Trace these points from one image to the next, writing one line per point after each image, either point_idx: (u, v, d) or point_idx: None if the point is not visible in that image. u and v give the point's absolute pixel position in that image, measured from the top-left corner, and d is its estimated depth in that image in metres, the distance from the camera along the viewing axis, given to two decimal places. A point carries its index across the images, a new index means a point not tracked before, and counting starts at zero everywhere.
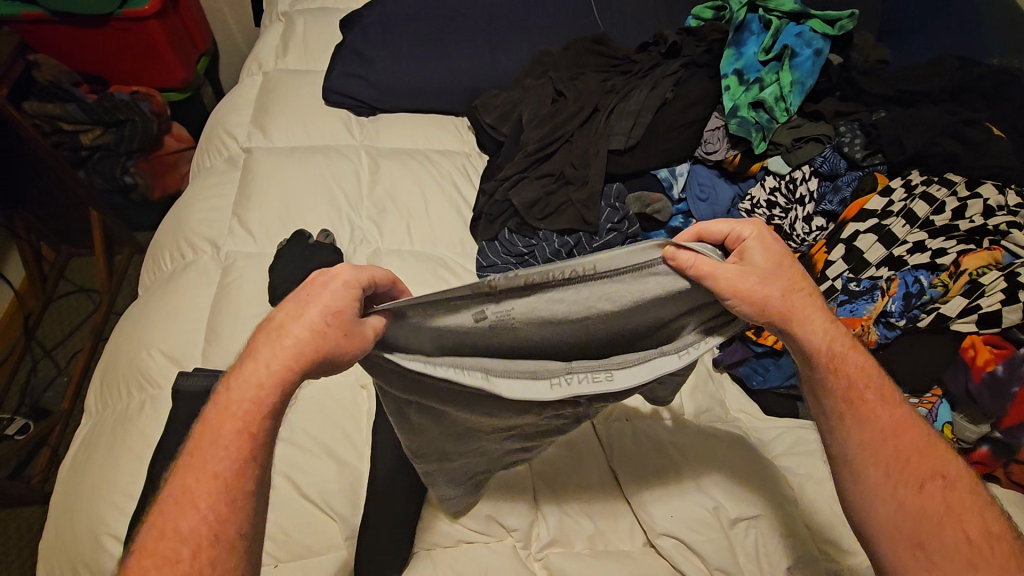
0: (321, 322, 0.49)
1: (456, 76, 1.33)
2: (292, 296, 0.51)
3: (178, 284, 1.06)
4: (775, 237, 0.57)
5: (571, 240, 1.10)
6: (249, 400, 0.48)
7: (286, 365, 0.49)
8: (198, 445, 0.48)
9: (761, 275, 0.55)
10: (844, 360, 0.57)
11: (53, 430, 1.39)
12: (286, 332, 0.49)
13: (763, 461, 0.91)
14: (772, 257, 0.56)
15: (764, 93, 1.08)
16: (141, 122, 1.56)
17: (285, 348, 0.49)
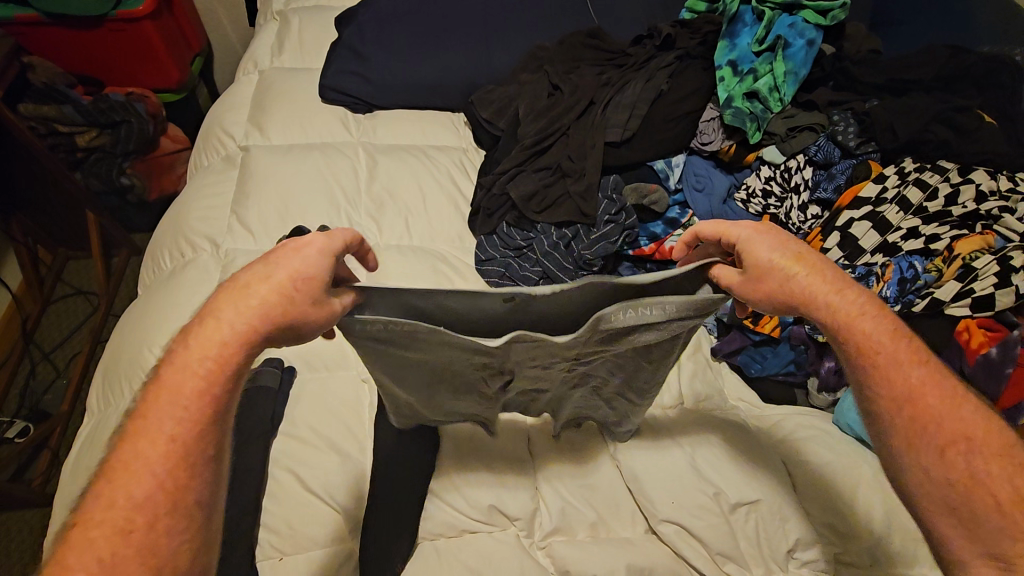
0: (288, 283, 0.53)
1: (452, 72, 1.34)
2: (255, 259, 0.55)
3: (177, 281, 1.07)
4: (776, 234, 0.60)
5: (568, 233, 1.11)
6: (209, 357, 0.52)
7: (248, 325, 0.52)
8: (155, 403, 0.51)
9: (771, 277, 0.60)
10: (863, 337, 0.59)
11: (53, 433, 1.39)
12: (251, 292, 0.53)
13: (744, 440, 0.92)
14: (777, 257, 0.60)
15: (758, 83, 1.10)
16: (137, 123, 1.57)
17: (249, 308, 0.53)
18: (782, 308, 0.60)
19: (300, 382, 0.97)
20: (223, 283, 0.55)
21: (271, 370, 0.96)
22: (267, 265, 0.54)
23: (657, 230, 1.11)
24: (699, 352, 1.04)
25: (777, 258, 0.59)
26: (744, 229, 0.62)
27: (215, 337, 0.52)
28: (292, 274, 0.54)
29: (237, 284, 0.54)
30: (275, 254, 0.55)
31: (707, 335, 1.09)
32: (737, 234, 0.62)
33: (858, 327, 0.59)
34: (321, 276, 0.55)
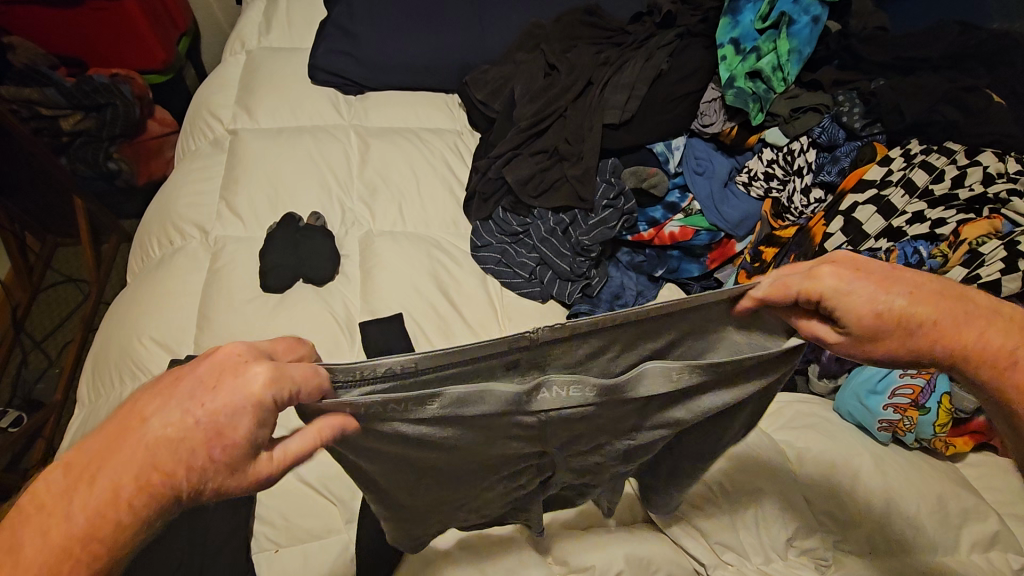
0: (204, 455, 0.36)
1: (446, 51, 1.29)
2: (171, 397, 0.37)
3: (168, 268, 1.05)
4: (863, 279, 0.49)
5: (566, 218, 1.09)
6: (94, 508, 0.35)
7: (154, 481, 0.36)
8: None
9: (879, 334, 0.49)
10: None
11: (46, 422, 1.37)
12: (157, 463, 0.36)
13: (783, 484, 0.86)
14: (879, 307, 0.49)
15: (761, 62, 1.05)
16: (122, 106, 1.52)
17: (139, 464, 0.36)
18: (908, 359, 0.50)
19: None
20: (122, 417, 0.37)
21: None
22: (185, 416, 0.36)
23: (656, 215, 1.09)
24: None
25: (877, 306, 0.49)
26: (828, 278, 0.50)
27: (98, 506, 0.35)
28: (210, 441, 0.36)
29: (137, 437, 0.36)
30: (202, 395, 0.37)
31: None
32: (826, 286, 0.50)
33: (997, 341, 0.50)
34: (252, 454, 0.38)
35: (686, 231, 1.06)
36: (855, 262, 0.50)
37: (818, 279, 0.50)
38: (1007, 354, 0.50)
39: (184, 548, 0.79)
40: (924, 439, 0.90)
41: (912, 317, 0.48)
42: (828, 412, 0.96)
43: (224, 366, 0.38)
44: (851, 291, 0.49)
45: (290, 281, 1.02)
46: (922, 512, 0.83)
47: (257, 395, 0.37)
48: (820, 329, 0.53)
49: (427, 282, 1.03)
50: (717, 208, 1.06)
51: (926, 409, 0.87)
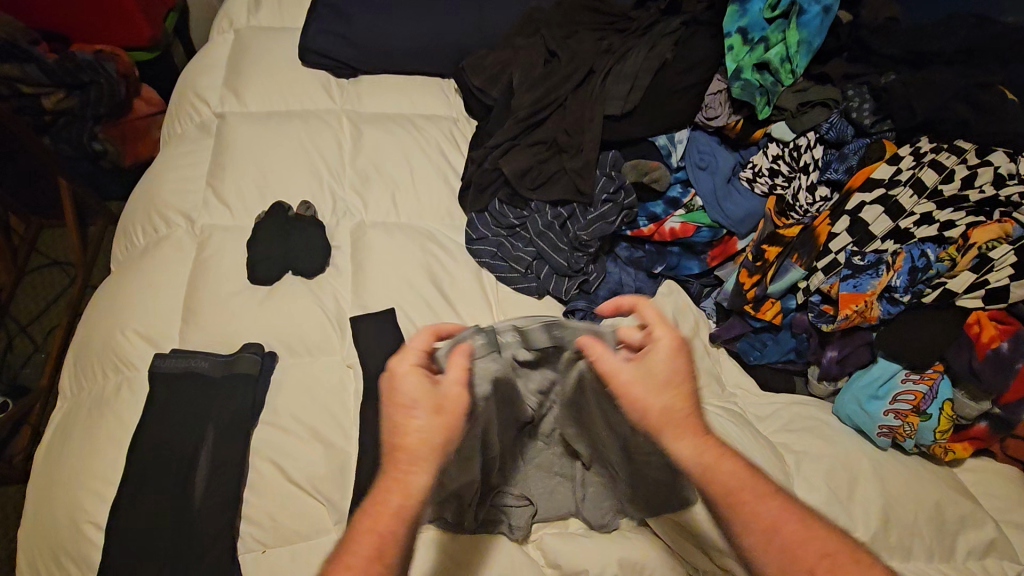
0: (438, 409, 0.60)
1: (443, 34, 1.25)
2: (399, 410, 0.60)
3: (151, 256, 1.01)
4: (671, 334, 0.67)
5: (565, 212, 1.06)
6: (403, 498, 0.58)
7: (428, 440, 0.59)
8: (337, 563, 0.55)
9: (651, 379, 0.66)
10: (721, 468, 0.63)
11: (32, 408, 1.35)
12: (399, 444, 0.59)
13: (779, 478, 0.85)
14: (666, 365, 0.66)
15: (770, 53, 1.00)
16: (108, 84, 1.46)
17: (423, 440, 0.59)
18: (660, 400, 0.65)
19: (281, 368, 0.92)
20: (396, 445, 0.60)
21: (249, 356, 0.91)
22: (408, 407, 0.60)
23: (657, 210, 1.06)
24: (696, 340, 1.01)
25: (659, 354, 0.66)
26: (667, 332, 0.67)
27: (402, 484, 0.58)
28: (414, 410, 0.60)
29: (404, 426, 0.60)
30: (397, 395, 0.61)
31: (706, 321, 1.06)
32: (661, 337, 0.67)
33: (710, 442, 0.64)
34: (437, 395, 0.61)
35: (686, 227, 1.03)
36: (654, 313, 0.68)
37: (656, 327, 0.68)
38: (726, 462, 0.64)
39: (175, 541, 0.80)
40: (924, 445, 0.89)
41: (675, 373, 0.66)
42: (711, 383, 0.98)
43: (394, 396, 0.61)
44: (649, 314, 0.69)
45: (279, 273, 0.99)
46: (919, 521, 0.84)
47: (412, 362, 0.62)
48: (613, 360, 0.67)
49: (421, 275, 1.01)
50: (719, 205, 1.03)
51: (927, 415, 0.86)
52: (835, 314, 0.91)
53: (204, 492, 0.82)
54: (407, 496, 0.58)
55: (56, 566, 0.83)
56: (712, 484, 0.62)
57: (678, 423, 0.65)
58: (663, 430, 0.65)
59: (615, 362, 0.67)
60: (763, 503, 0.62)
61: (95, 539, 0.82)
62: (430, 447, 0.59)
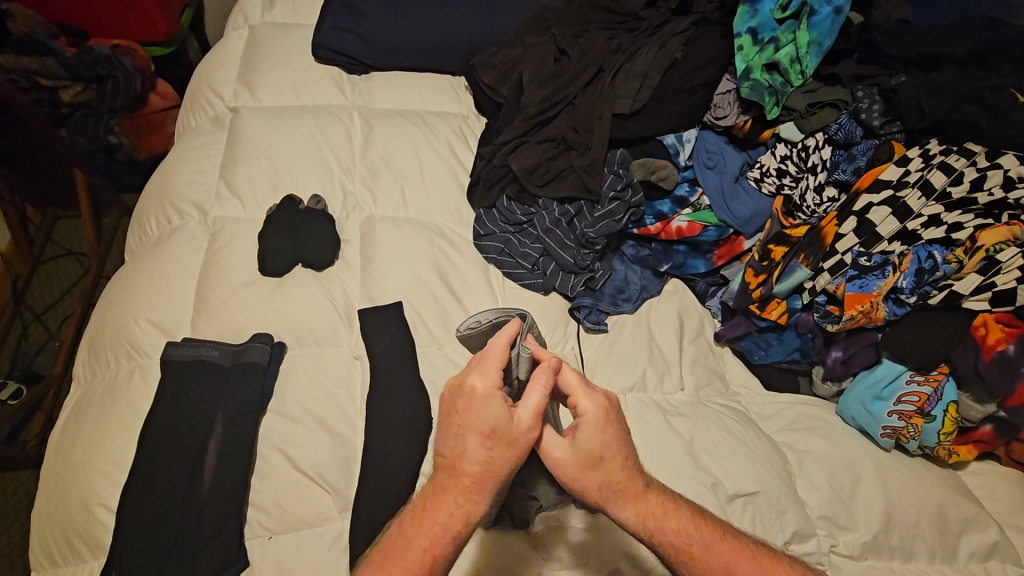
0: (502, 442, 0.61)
1: (454, 32, 1.26)
2: (461, 435, 0.61)
3: (163, 248, 1.03)
4: (593, 410, 0.63)
5: (572, 209, 1.07)
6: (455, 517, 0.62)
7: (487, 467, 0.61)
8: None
9: (585, 458, 0.63)
10: (662, 526, 0.65)
11: (46, 395, 1.38)
12: (460, 467, 0.61)
13: (779, 476, 0.86)
14: (596, 442, 0.63)
15: (779, 54, 1.00)
16: (124, 78, 1.49)
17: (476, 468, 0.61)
18: (594, 479, 0.63)
19: (289, 358, 0.94)
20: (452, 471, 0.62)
21: (258, 345, 0.92)
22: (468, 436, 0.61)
23: (664, 209, 1.06)
24: (701, 337, 1.04)
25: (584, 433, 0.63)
26: (592, 405, 0.63)
27: (445, 508, 0.62)
28: (482, 437, 0.60)
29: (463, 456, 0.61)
30: (464, 420, 0.61)
31: (712, 319, 1.08)
32: (587, 410, 0.63)
33: (648, 503, 0.65)
34: (508, 428, 0.60)
35: (693, 226, 1.04)
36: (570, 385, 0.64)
37: (579, 399, 0.63)
38: (662, 520, 0.65)
39: (183, 525, 0.82)
40: (927, 446, 0.89)
41: (603, 449, 0.63)
42: (675, 392, 0.96)
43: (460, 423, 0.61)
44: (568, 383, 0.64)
45: (289, 265, 1.00)
46: (922, 521, 0.84)
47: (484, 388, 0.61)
48: (550, 437, 0.64)
49: (429, 268, 1.02)
50: (726, 204, 1.02)
51: (931, 417, 0.86)
52: (841, 315, 0.91)
53: (213, 479, 0.84)
54: (454, 519, 0.62)
55: (68, 547, 0.85)
56: (659, 542, 0.64)
57: (619, 493, 0.64)
58: (602, 502, 0.64)
59: (550, 439, 0.64)
60: (710, 547, 0.65)
61: (105, 521, 0.83)
62: (488, 476, 0.61)
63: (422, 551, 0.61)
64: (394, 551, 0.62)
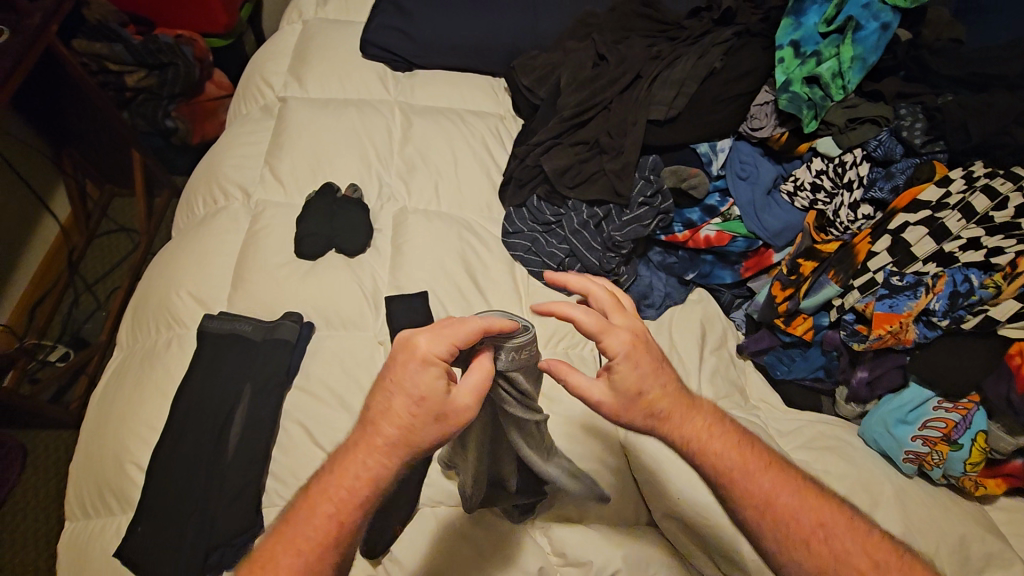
0: (426, 412, 0.56)
1: (496, 35, 1.29)
2: (386, 392, 0.58)
3: (209, 226, 1.09)
4: (630, 341, 0.62)
5: (600, 212, 1.08)
6: (352, 486, 0.58)
7: (401, 435, 0.57)
8: (285, 547, 0.58)
9: (626, 393, 0.62)
10: (713, 455, 0.66)
11: (90, 360, 1.46)
12: (378, 426, 0.58)
13: None
14: (637, 377, 0.62)
15: (821, 67, 1.00)
16: (184, 66, 1.57)
17: (390, 433, 0.57)
18: (640, 417, 0.63)
19: (317, 339, 0.98)
20: (366, 429, 0.59)
21: (289, 323, 0.96)
22: (393, 393, 0.57)
23: (693, 217, 1.06)
24: (723, 348, 1.03)
25: (624, 369, 0.62)
26: (625, 339, 0.61)
27: (353, 469, 0.58)
28: (410, 402, 0.56)
29: (381, 414, 0.58)
30: (397, 377, 0.57)
31: (736, 332, 1.07)
32: (618, 348, 0.61)
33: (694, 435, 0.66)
34: (441, 400, 0.56)
35: (722, 236, 1.04)
36: (593, 322, 0.61)
37: (607, 337, 0.61)
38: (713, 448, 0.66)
39: (206, 486, 0.86)
40: (951, 475, 0.86)
41: (648, 383, 0.63)
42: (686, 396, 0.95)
43: (391, 380, 0.57)
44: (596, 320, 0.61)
45: (323, 249, 1.04)
46: (942, 552, 0.81)
47: (427, 352, 0.56)
48: (583, 381, 0.62)
49: (455, 260, 1.04)
50: (757, 216, 1.02)
51: (958, 445, 0.84)
52: (868, 334, 0.90)
53: (237, 445, 0.88)
54: (359, 481, 0.58)
55: (101, 501, 0.90)
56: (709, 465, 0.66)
57: (666, 419, 0.65)
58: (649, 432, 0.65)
59: (583, 382, 0.62)
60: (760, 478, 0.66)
61: (136, 479, 0.88)
62: (403, 445, 0.57)
63: (328, 516, 0.58)
64: (295, 519, 0.59)
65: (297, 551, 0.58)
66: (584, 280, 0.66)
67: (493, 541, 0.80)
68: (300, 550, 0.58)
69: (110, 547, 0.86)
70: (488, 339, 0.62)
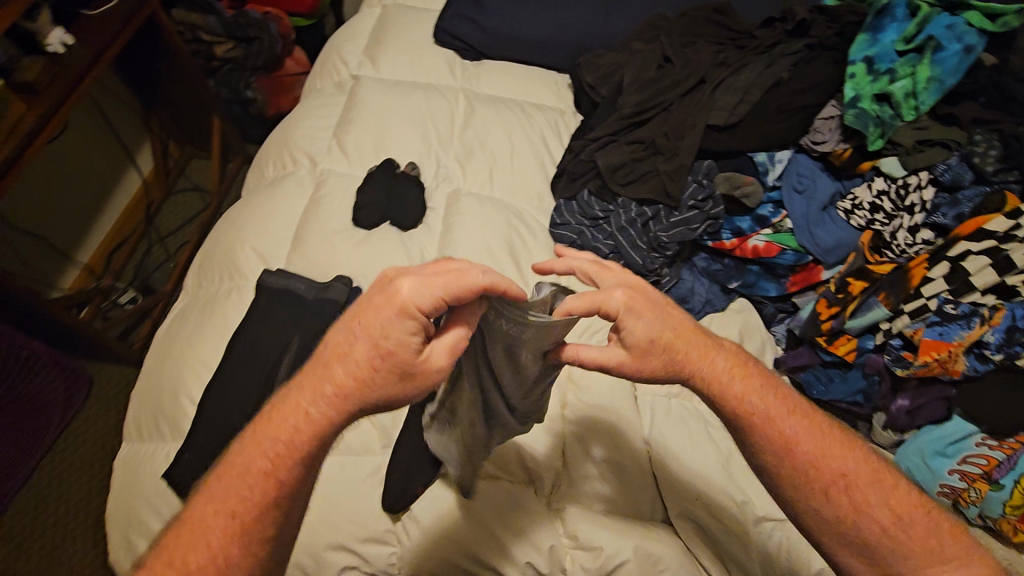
0: (389, 365, 0.58)
1: (565, 32, 1.32)
2: (350, 335, 0.59)
3: (276, 189, 1.16)
4: (625, 296, 0.63)
5: (648, 211, 1.08)
6: (285, 441, 0.61)
7: (358, 385, 0.59)
8: (221, 503, 0.60)
9: (639, 348, 0.64)
10: (742, 402, 0.67)
11: (155, 306, 1.58)
12: (334, 370, 0.60)
13: None
14: (648, 334, 0.64)
15: (894, 85, 0.97)
16: (268, 41, 1.66)
17: (348, 380, 0.59)
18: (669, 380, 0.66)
19: None
20: (321, 372, 0.61)
21: (340, 286, 1.01)
22: (358, 338, 0.59)
23: (743, 225, 1.05)
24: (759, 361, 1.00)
25: (647, 330, 0.64)
26: (620, 297, 0.63)
27: (292, 421, 0.61)
28: (374, 350, 0.58)
29: (342, 359, 0.59)
30: (365, 322, 0.59)
31: (774, 346, 1.04)
32: (616, 308, 0.62)
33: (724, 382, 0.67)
34: (409, 357, 0.58)
35: (771, 247, 1.02)
36: (577, 304, 0.62)
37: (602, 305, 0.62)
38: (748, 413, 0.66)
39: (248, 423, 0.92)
40: (988, 517, 0.82)
41: (667, 338, 0.65)
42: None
43: (359, 323, 0.59)
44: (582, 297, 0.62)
45: (378, 221, 1.09)
46: None
47: (403, 303, 0.57)
48: (591, 353, 0.66)
49: (500, 242, 1.07)
50: (809, 230, 1.00)
51: (999, 486, 0.80)
52: (913, 360, 0.87)
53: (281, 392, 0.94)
54: (296, 437, 0.61)
55: (155, 428, 0.97)
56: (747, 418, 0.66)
57: (692, 372, 0.66)
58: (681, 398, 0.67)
59: (595, 353, 0.66)
60: (795, 420, 0.67)
61: (188, 411, 0.96)
62: (357, 394, 0.59)
63: (261, 472, 0.60)
64: (230, 473, 0.61)
65: (231, 513, 0.59)
66: (568, 260, 0.70)
67: (510, 511, 0.82)
68: (235, 512, 0.59)
69: (158, 471, 0.93)
70: (463, 312, 0.61)
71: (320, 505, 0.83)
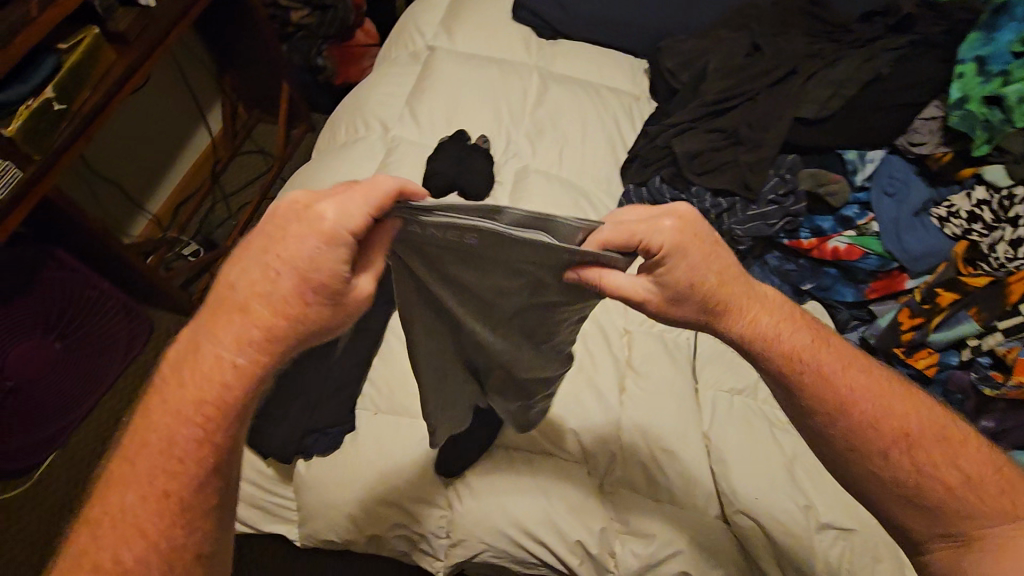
0: (312, 298, 0.49)
1: (649, 16, 1.30)
2: (267, 270, 0.49)
3: (347, 152, 1.17)
4: (677, 229, 0.56)
5: (724, 203, 1.04)
6: (209, 398, 0.49)
7: (278, 324, 0.49)
8: (150, 470, 0.48)
9: (675, 286, 0.58)
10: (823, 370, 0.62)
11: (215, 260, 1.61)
12: (252, 312, 0.49)
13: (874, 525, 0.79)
14: (691, 274, 0.58)
15: (1008, 88, 0.91)
16: (342, 11, 1.69)
17: (269, 321, 0.49)
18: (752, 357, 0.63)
19: None
20: (232, 314, 0.49)
21: None
22: (271, 271, 0.49)
23: (824, 225, 1.01)
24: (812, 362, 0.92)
25: (690, 273, 0.58)
26: (669, 228, 0.55)
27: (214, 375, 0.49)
28: (301, 283, 0.49)
29: (257, 297, 0.49)
30: (279, 252, 0.49)
31: None
32: (663, 244, 0.55)
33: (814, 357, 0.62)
34: (343, 287, 0.50)
35: (853, 249, 0.98)
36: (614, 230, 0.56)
37: (648, 235, 0.55)
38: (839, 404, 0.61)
39: (316, 376, 0.88)
40: None
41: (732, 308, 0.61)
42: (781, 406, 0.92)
43: (278, 255, 0.49)
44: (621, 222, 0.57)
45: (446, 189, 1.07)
46: None
47: (331, 225, 0.48)
48: (620, 281, 0.58)
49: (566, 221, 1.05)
50: (898, 235, 0.96)
51: None
52: (1005, 381, 0.83)
53: None
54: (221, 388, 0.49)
55: None
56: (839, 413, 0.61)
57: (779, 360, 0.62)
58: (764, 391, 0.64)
59: (622, 282, 0.58)
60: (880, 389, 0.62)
61: None
62: (287, 336, 0.50)
63: (193, 441, 0.48)
64: (148, 438, 0.49)
65: (163, 492, 0.48)
66: None
67: (566, 488, 0.82)
68: (166, 491, 0.48)
69: None
70: (374, 235, 0.55)
71: (375, 462, 0.84)
